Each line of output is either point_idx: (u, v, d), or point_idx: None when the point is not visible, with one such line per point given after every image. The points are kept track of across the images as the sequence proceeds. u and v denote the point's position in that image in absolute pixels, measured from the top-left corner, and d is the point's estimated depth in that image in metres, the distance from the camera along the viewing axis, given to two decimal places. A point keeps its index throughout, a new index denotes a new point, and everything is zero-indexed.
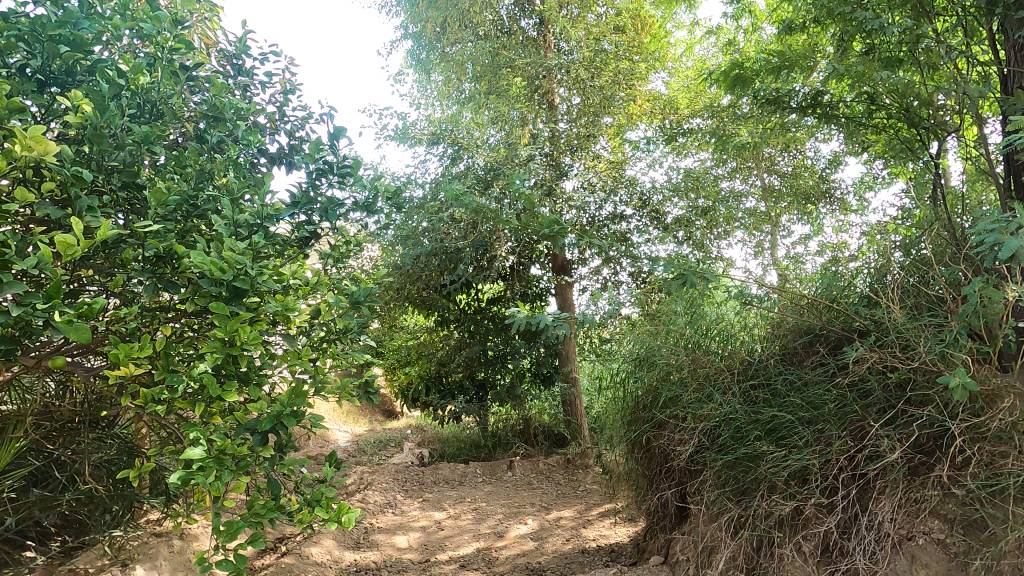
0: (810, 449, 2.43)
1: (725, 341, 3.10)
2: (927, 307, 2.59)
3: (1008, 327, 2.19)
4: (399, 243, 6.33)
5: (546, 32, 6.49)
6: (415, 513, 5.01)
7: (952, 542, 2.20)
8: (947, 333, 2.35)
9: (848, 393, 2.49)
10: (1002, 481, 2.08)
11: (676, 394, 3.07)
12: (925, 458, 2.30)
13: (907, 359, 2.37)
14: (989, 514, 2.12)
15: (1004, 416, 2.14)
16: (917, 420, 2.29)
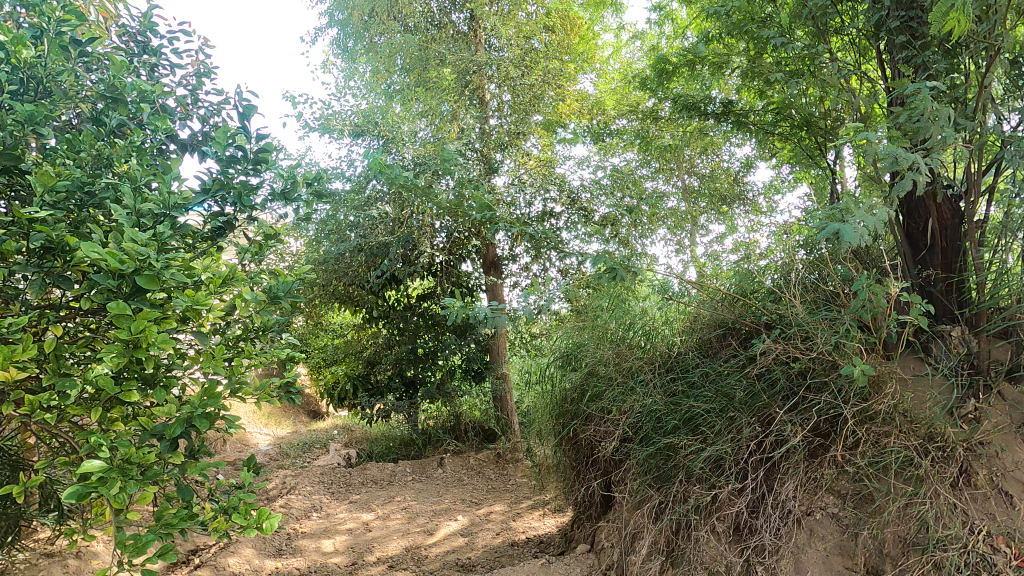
0: (723, 436, 2.59)
1: (648, 335, 3.26)
2: (824, 301, 2.82)
3: (891, 318, 2.42)
4: (324, 237, 6.11)
5: (476, 27, 6.48)
6: (341, 516, 4.86)
7: (845, 515, 2.41)
8: (841, 325, 2.56)
9: (756, 383, 2.68)
10: (886, 458, 2.30)
11: (602, 388, 3.20)
12: (822, 440, 2.50)
13: (807, 349, 2.57)
14: (875, 488, 2.34)
15: (888, 399, 2.37)
16: (815, 405, 2.48)
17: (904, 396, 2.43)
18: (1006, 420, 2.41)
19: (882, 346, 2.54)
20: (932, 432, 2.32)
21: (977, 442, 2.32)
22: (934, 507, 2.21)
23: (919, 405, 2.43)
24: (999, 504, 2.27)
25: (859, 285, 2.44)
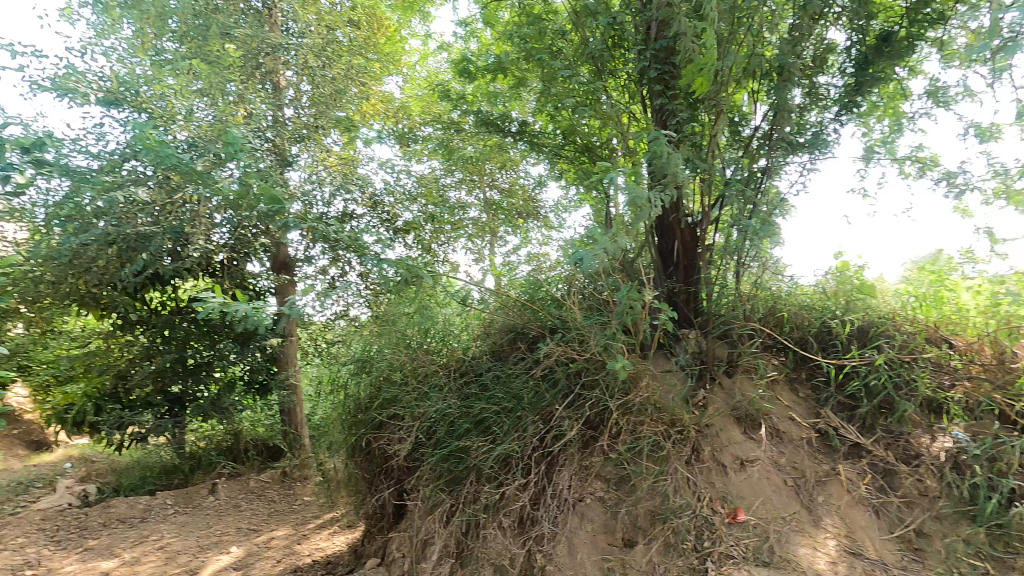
0: (510, 435, 2.77)
1: (444, 340, 3.34)
2: (597, 309, 3.16)
3: (645, 322, 2.81)
4: (58, 224, 4.94)
5: (271, 6, 5.93)
6: (69, 568, 3.93)
7: (609, 497, 2.67)
8: (608, 329, 2.92)
9: (540, 383, 2.92)
10: (639, 443, 2.63)
11: (396, 395, 3.17)
12: (593, 432, 2.80)
13: (582, 351, 2.88)
14: (632, 470, 2.61)
15: (643, 393, 2.75)
16: (587, 401, 2.78)
17: (654, 388, 2.84)
18: (725, 407, 2.88)
19: (639, 346, 2.96)
20: (674, 418, 2.73)
21: (705, 424, 2.78)
22: (673, 480, 2.53)
23: (665, 396, 2.86)
24: (719, 473, 2.66)
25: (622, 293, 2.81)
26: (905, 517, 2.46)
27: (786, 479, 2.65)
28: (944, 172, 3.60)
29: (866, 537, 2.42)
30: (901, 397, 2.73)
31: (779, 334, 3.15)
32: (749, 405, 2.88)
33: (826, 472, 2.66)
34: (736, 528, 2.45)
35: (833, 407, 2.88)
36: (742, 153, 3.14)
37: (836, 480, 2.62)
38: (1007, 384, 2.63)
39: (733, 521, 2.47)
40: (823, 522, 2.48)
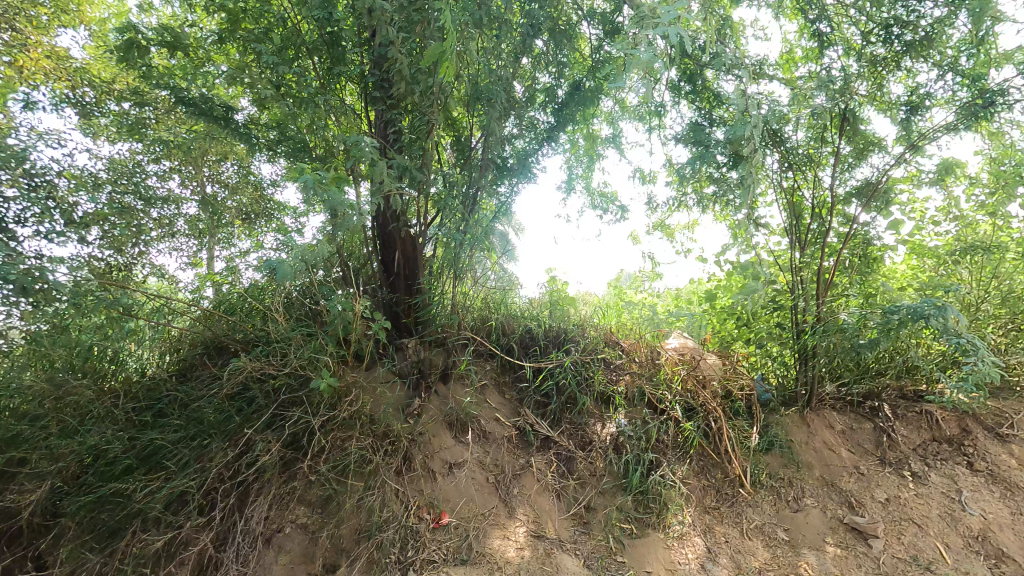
0: (188, 468, 2.45)
1: (107, 359, 2.82)
2: (307, 319, 3.02)
3: (354, 331, 2.79)
4: None
5: None
6: None
7: (311, 522, 2.56)
8: (315, 341, 2.82)
9: (231, 405, 2.63)
10: (345, 461, 2.60)
11: (22, 432, 2.56)
12: (295, 453, 2.61)
13: (282, 366, 2.71)
14: (337, 490, 2.58)
15: (350, 405, 2.67)
16: (287, 421, 2.58)
17: (366, 400, 2.81)
18: (438, 413, 3.09)
19: (351, 357, 2.91)
20: (388, 429, 2.77)
21: (418, 432, 2.89)
22: (380, 495, 2.58)
23: (377, 407, 2.87)
24: (428, 480, 2.83)
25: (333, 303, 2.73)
26: (579, 496, 3.01)
27: (488, 477, 2.99)
28: (619, 206, 4.48)
29: (549, 519, 2.90)
30: (582, 392, 3.34)
31: (489, 341, 3.53)
32: (459, 410, 3.15)
33: (522, 465, 3.10)
34: (440, 532, 2.67)
35: (531, 405, 3.36)
36: (459, 168, 3.29)
37: (529, 472, 3.08)
38: (653, 376, 3.42)
39: (437, 525, 2.69)
40: (517, 511, 2.89)
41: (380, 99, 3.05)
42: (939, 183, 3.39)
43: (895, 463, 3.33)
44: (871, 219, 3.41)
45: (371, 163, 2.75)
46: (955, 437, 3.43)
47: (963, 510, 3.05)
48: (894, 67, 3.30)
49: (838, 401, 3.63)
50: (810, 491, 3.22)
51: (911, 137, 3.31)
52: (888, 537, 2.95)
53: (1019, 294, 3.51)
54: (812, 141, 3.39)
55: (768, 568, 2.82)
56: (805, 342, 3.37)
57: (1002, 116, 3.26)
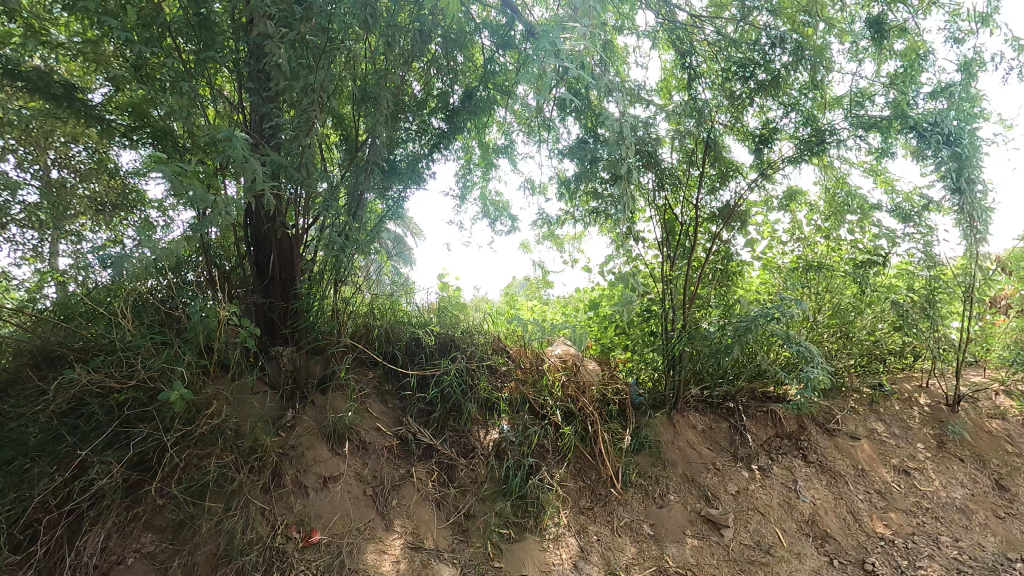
0: (5, 497, 2.20)
1: None
2: (162, 324, 2.73)
3: (219, 340, 2.61)
4: None
5: None
6: None
7: (160, 551, 2.37)
8: (170, 350, 2.59)
9: (63, 424, 2.39)
10: (201, 481, 2.48)
11: None
12: (142, 475, 2.46)
13: (127, 378, 2.45)
14: (190, 513, 2.44)
15: (210, 420, 2.54)
16: (132, 439, 2.41)
17: (230, 414, 2.66)
18: (313, 425, 2.98)
19: (215, 367, 2.71)
20: (255, 445, 2.67)
21: (290, 446, 2.82)
22: (242, 516, 2.50)
23: (243, 422, 2.73)
24: (299, 496, 2.75)
25: (194, 308, 2.53)
26: (459, 505, 3.05)
27: (366, 489, 2.95)
28: (511, 216, 4.66)
29: (427, 529, 2.92)
30: (466, 400, 3.36)
31: (371, 350, 3.43)
32: (337, 421, 3.05)
33: (402, 476, 3.08)
34: (309, 551, 2.60)
35: (413, 413, 3.31)
36: (345, 169, 3.17)
37: (409, 483, 3.06)
38: (536, 382, 3.53)
39: (307, 544, 2.62)
40: (394, 523, 2.88)
41: (255, 90, 2.86)
42: (785, 208, 3.84)
43: (746, 458, 3.70)
44: (730, 236, 3.77)
45: (245, 158, 2.57)
46: (793, 433, 3.90)
47: (796, 497, 3.51)
48: (748, 103, 3.67)
49: (702, 402, 3.97)
50: (673, 487, 3.47)
51: (762, 166, 3.72)
52: (737, 525, 3.31)
53: (846, 306, 4.01)
54: (683, 163, 3.70)
55: (634, 563, 3.04)
56: (674, 347, 3.64)
57: (834, 152, 3.76)
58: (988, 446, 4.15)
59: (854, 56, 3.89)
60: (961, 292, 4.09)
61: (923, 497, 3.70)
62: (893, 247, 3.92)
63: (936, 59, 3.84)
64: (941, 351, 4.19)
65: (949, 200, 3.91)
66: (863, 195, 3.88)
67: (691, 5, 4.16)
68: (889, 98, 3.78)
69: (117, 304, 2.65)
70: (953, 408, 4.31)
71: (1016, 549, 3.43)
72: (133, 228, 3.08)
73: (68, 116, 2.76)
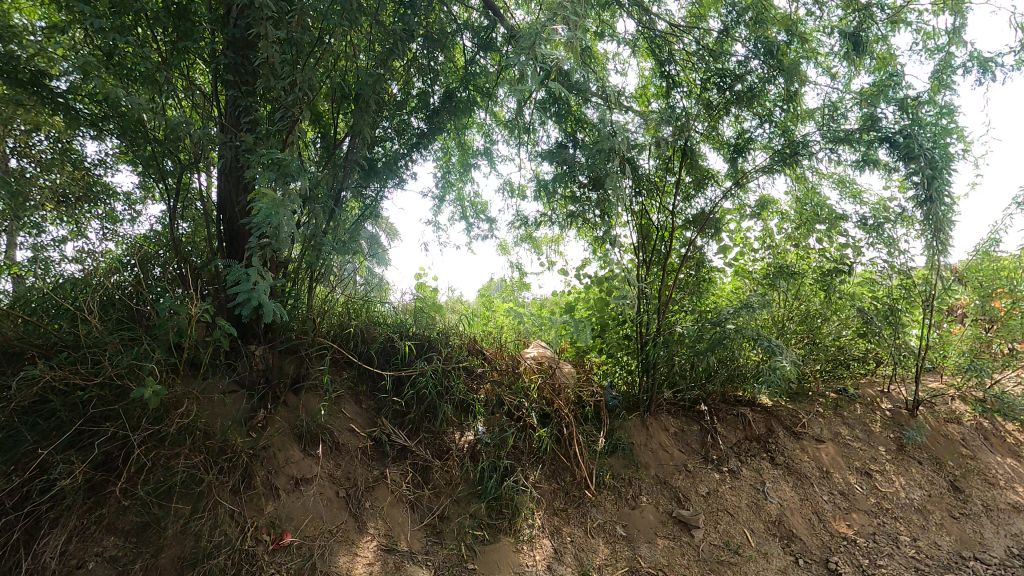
0: None
1: None
2: (129, 321, 2.65)
3: (190, 337, 2.55)
4: None
5: None
6: None
7: (122, 554, 2.31)
8: (139, 346, 2.52)
9: (22, 423, 2.29)
10: (169, 481, 2.42)
11: None
12: (106, 476, 2.38)
13: (93, 376, 2.38)
14: (156, 515, 2.38)
15: (181, 419, 2.48)
16: (97, 438, 2.34)
17: (200, 413, 2.60)
18: (285, 425, 2.93)
19: (185, 365, 2.63)
20: (225, 445, 2.61)
21: (261, 447, 2.76)
22: (210, 518, 2.45)
23: (213, 421, 2.66)
24: (270, 498, 2.71)
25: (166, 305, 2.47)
26: (433, 506, 3.04)
27: (338, 491, 2.91)
28: (489, 218, 4.66)
29: (400, 531, 2.90)
30: (441, 401, 3.35)
31: (347, 349, 3.39)
32: (310, 421, 3.01)
33: (375, 477, 3.05)
34: (280, 553, 2.56)
35: (388, 414, 3.29)
36: (322, 167, 3.13)
37: (383, 484, 3.04)
38: (512, 384, 3.54)
39: (277, 546, 2.57)
40: (367, 526, 2.85)
41: (234, 84, 2.81)
42: (758, 216, 3.94)
43: (716, 460, 3.78)
44: (704, 243, 3.85)
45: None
46: (761, 436, 4.00)
47: (763, 498, 3.59)
48: (724, 113, 3.75)
49: (674, 405, 4.04)
50: (645, 488, 3.52)
51: (736, 174, 3.79)
52: (707, 526, 3.37)
53: (814, 313, 4.12)
54: (660, 169, 3.78)
55: (606, 564, 3.07)
56: (648, 351, 3.70)
57: (805, 163, 3.87)
58: (943, 449, 4.33)
59: (826, 71, 4.02)
60: (921, 301, 4.26)
61: (884, 498, 3.83)
62: (858, 257, 4.05)
63: (904, 75, 4.00)
64: (902, 357, 4.34)
65: (913, 213, 4.06)
66: (832, 205, 4.01)
67: (671, 15, 4.24)
68: (857, 112, 3.92)
69: (81, 299, 2.56)
70: (912, 412, 4.48)
71: (969, 547, 3.58)
72: (97, 221, 2.99)
73: (31, 101, 2.63)
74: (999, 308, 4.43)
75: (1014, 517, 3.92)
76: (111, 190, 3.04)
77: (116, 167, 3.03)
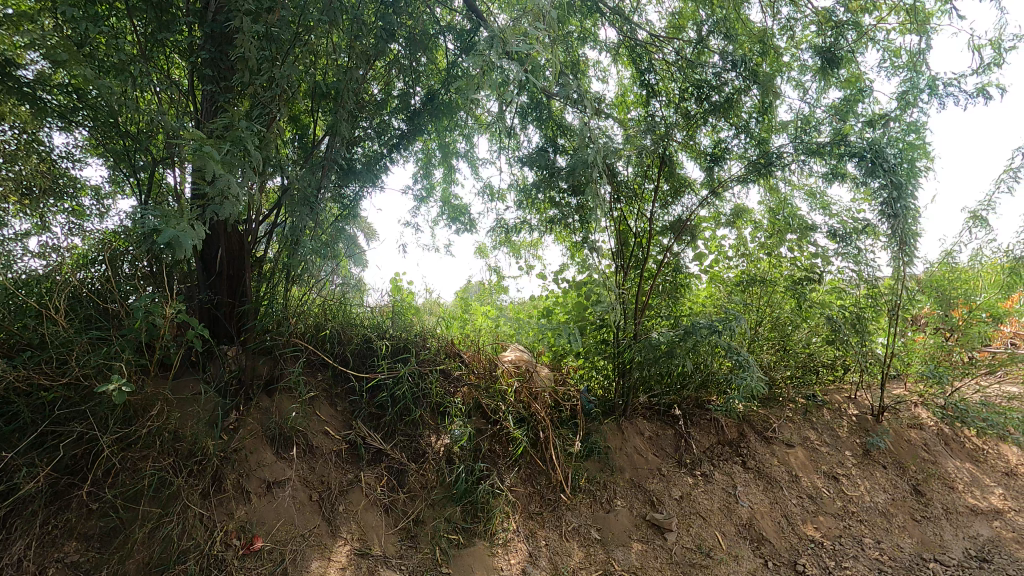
0: None
1: None
2: (97, 322, 2.58)
3: (162, 335, 2.49)
4: None
5: None
6: None
7: (85, 560, 2.24)
8: (108, 345, 2.46)
9: None
10: (138, 484, 2.36)
11: None
12: (71, 479, 2.31)
13: (59, 375, 2.31)
14: (123, 519, 2.32)
15: (151, 421, 2.42)
16: (62, 440, 2.27)
17: (170, 415, 2.54)
18: (257, 427, 2.87)
19: (155, 365, 2.57)
20: (196, 447, 2.55)
21: (232, 449, 2.70)
22: (179, 522, 2.39)
23: (183, 423, 2.60)
24: (241, 502, 2.65)
25: (139, 304, 2.42)
26: (408, 510, 3.01)
27: (311, 495, 2.87)
28: (468, 219, 4.64)
29: (374, 535, 2.87)
30: (417, 403, 3.33)
31: (322, 350, 3.36)
32: (283, 424, 2.96)
33: (349, 481, 3.01)
34: (250, 558, 2.51)
35: (363, 417, 3.26)
36: (300, 166, 3.10)
37: (357, 488, 3.00)
38: (490, 387, 3.54)
39: (248, 551, 2.53)
40: (340, 530, 2.81)
41: (212, 79, 2.76)
42: (732, 224, 4.02)
43: (689, 464, 3.83)
44: (680, 250, 3.91)
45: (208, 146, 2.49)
46: (733, 440, 4.08)
47: (735, 502, 3.66)
48: (702, 122, 3.81)
49: (649, 410, 4.08)
50: (620, 492, 3.55)
51: (712, 183, 3.86)
52: (680, 529, 3.41)
53: (785, 320, 4.23)
54: (638, 176, 3.83)
55: (580, 567, 3.09)
56: (623, 355, 3.73)
57: (779, 174, 3.96)
58: (907, 454, 4.47)
59: (798, 85, 4.13)
60: (886, 309, 4.40)
61: (850, 501, 3.93)
62: (827, 266, 4.16)
63: (872, 92, 4.14)
64: (868, 364, 4.46)
65: (881, 225, 4.19)
66: (803, 216, 4.11)
67: (651, 25, 4.32)
68: (829, 127, 4.04)
69: (47, 296, 2.47)
70: (877, 418, 4.61)
71: (930, 548, 3.69)
72: (62, 215, 2.89)
73: None
74: (959, 318, 4.53)
75: (973, 519, 4.06)
76: (80, 184, 2.95)
77: (84, 161, 2.94)
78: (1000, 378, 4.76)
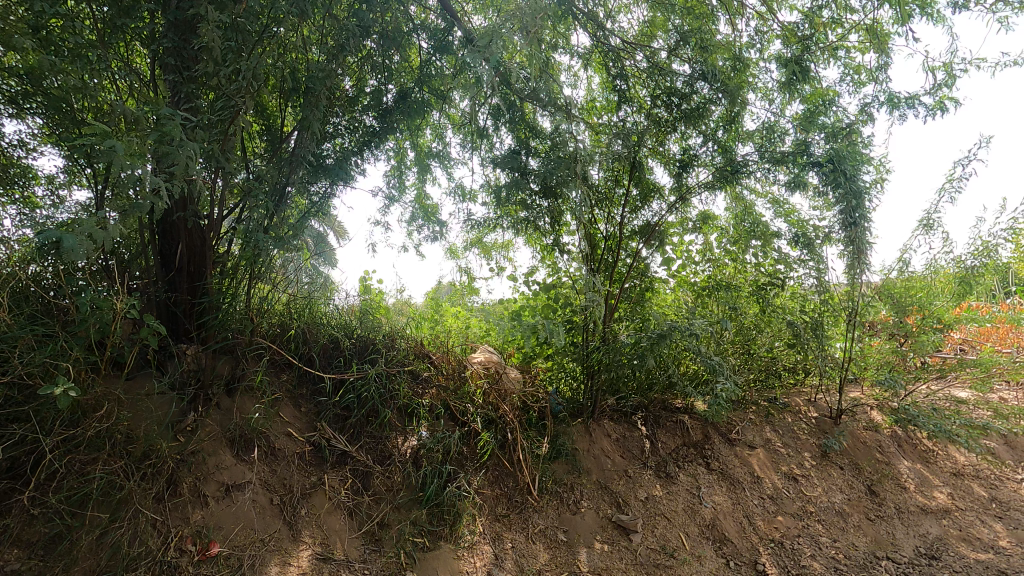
0: None
1: None
2: (42, 317, 2.45)
3: (115, 331, 2.40)
4: None
5: None
6: None
7: (27, 569, 2.13)
8: (54, 343, 2.35)
9: None
10: (86, 488, 2.27)
11: None
12: (12, 483, 2.20)
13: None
14: (68, 525, 2.22)
15: (99, 423, 2.33)
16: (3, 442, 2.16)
17: (122, 415, 2.45)
18: (217, 429, 2.79)
19: (106, 364, 2.47)
20: (150, 449, 2.46)
21: (189, 451, 2.62)
22: (130, 527, 2.31)
23: (136, 425, 2.51)
24: (197, 506, 2.57)
25: (88, 300, 2.32)
26: (372, 513, 2.97)
27: (271, 499, 2.80)
28: (438, 220, 4.61)
29: (337, 539, 2.82)
30: (384, 404, 3.28)
31: (286, 350, 3.28)
32: (244, 426, 2.88)
33: (313, 484, 2.95)
34: (206, 564, 2.44)
35: (328, 418, 3.20)
36: (265, 161, 3.04)
37: (320, 490, 2.95)
38: (458, 389, 3.53)
39: (204, 557, 2.46)
40: (302, 534, 2.76)
41: (174, 68, 2.67)
42: (699, 230, 4.09)
43: (654, 466, 3.88)
44: (649, 254, 3.96)
45: (170, 136, 2.42)
46: (697, 442, 4.15)
47: (698, 503, 3.72)
48: (671, 130, 3.87)
49: (616, 412, 4.12)
50: (587, 493, 3.57)
51: (680, 190, 3.94)
52: (645, 530, 3.45)
53: (749, 324, 4.32)
54: (610, 181, 3.87)
55: (546, 568, 3.10)
56: (592, 356, 3.73)
57: (744, 181, 4.06)
58: (862, 455, 4.62)
59: (763, 96, 4.26)
60: (844, 314, 4.53)
61: (808, 501, 4.04)
62: (789, 272, 4.26)
63: (835, 105, 4.26)
64: (827, 368, 4.60)
65: (839, 233, 4.31)
66: (767, 222, 4.20)
67: (623, 32, 4.40)
68: (792, 137, 4.16)
69: None
70: (835, 420, 4.77)
71: (883, 547, 3.81)
72: (12, 206, 2.76)
73: None
74: (912, 323, 4.69)
75: (923, 518, 4.21)
76: (31, 173, 2.82)
77: (38, 150, 2.82)
78: (951, 382, 4.97)
